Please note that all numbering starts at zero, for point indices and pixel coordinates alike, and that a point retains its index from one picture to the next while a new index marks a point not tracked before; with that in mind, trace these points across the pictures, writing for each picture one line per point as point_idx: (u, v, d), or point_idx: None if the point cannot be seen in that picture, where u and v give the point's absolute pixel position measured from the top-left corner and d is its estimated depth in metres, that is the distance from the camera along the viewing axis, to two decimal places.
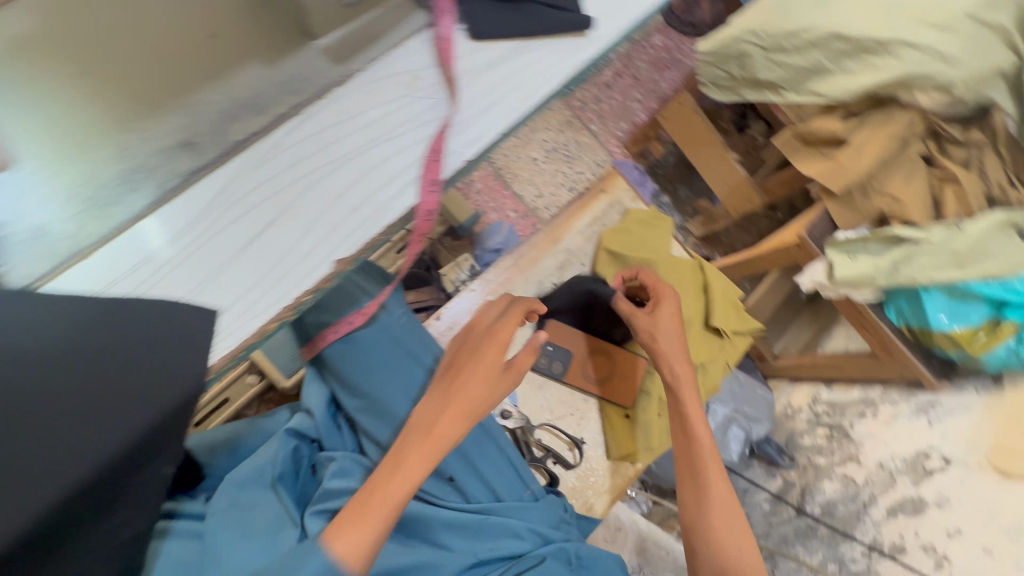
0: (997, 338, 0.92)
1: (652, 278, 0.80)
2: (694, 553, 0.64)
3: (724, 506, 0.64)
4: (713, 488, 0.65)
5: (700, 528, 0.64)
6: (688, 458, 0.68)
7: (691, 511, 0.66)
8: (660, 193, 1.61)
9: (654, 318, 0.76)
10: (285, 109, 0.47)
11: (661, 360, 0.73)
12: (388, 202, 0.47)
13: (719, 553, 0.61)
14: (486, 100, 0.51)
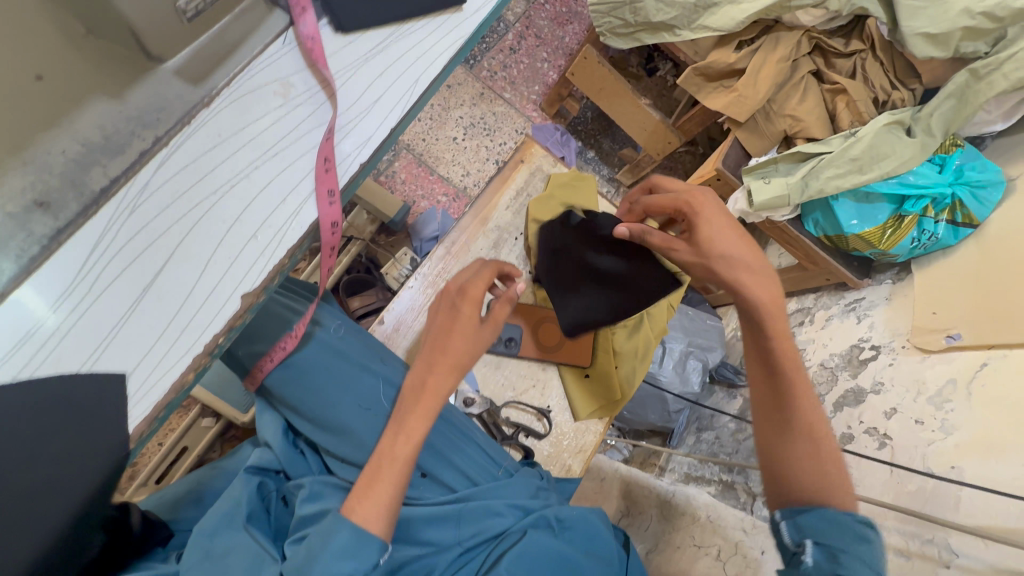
0: (901, 230, 1.01)
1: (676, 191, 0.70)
2: (764, 472, 0.58)
3: (813, 439, 0.55)
4: (809, 416, 0.56)
5: (777, 452, 0.57)
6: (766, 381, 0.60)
7: (775, 432, 0.58)
8: (584, 149, 1.62)
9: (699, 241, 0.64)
10: (149, 143, 0.43)
11: (723, 272, 0.62)
12: (287, 221, 0.45)
13: (790, 485, 0.55)
14: (367, 95, 0.49)
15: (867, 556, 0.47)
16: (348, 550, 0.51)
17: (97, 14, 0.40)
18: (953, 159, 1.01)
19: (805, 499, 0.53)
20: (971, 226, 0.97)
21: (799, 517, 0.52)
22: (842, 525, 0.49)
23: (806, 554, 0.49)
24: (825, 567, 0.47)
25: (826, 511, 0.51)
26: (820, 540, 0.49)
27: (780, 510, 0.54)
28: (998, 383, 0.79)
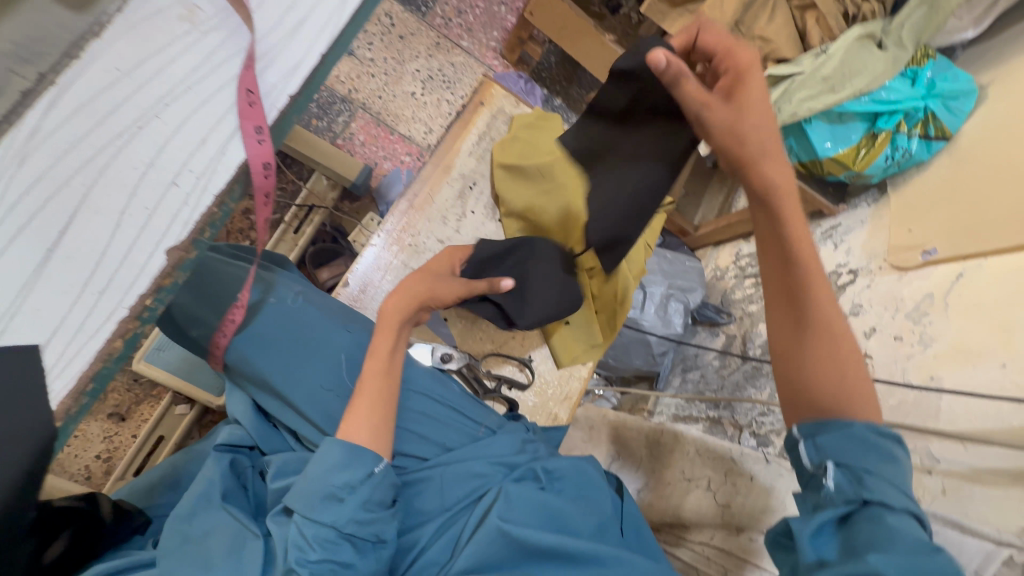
0: (875, 148, 0.98)
1: (728, 42, 0.56)
2: (778, 373, 0.56)
3: (835, 345, 0.52)
4: (828, 317, 0.53)
5: (796, 358, 0.54)
6: (783, 283, 0.55)
7: (792, 339, 0.54)
8: (550, 97, 1.55)
9: (740, 102, 0.54)
10: (34, 81, 0.37)
11: (750, 148, 0.53)
12: (209, 165, 0.40)
13: (808, 390, 0.53)
14: (289, 17, 0.43)
15: (893, 477, 0.44)
16: (343, 461, 0.51)
17: None
18: (925, 70, 0.96)
19: (821, 407, 0.51)
20: (944, 138, 0.97)
21: (818, 438, 0.49)
22: (863, 444, 0.46)
23: (827, 476, 0.46)
24: (849, 490, 0.44)
25: (845, 426, 0.48)
26: (840, 461, 0.46)
27: (796, 428, 0.52)
28: (973, 293, 0.79)
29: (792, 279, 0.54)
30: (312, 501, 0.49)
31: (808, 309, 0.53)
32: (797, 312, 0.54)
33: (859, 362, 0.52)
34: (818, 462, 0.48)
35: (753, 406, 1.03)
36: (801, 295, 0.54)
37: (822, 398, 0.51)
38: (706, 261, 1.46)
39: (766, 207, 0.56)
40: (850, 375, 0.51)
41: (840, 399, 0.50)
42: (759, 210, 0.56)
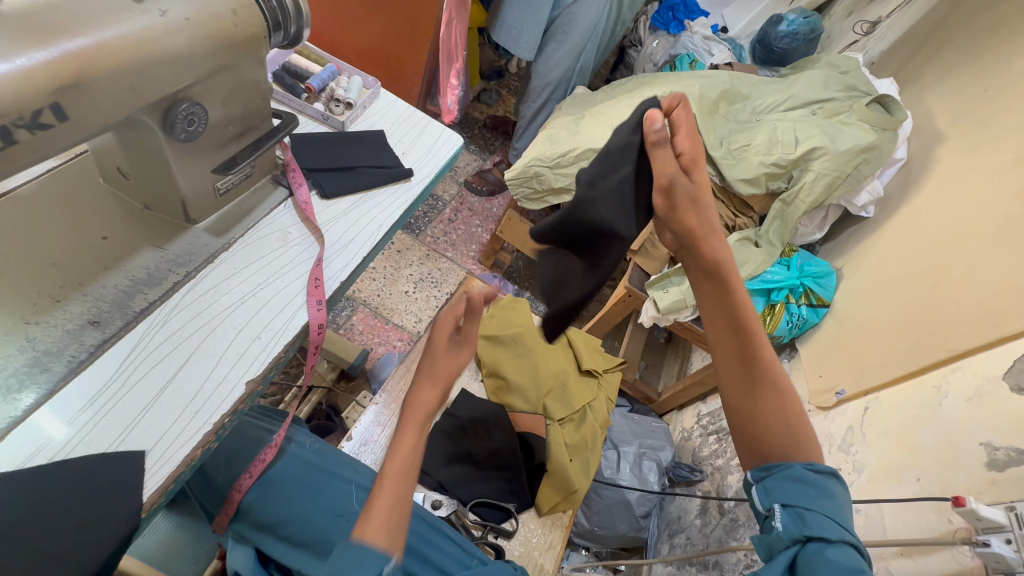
0: (777, 315, 1.25)
1: (689, 132, 0.65)
2: (739, 428, 0.68)
3: (779, 397, 0.66)
4: (772, 374, 0.66)
5: (750, 409, 0.67)
6: (734, 346, 0.68)
7: (748, 396, 0.67)
8: (521, 290, 1.87)
9: (698, 183, 0.66)
10: (182, 277, 0.57)
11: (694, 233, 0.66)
12: (283, 325, 0.58)
13: (764, 438, 0.65)
14: (346, 236, 0.68)
15: (829, 510, 0.56)
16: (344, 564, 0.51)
17: (156, 197, 0.57)
18: (795, 257, 1.32)
19: (772, 454, 0.64)
20: (826, 305, 1.27)
21: (767, 482, 0.61)
22: (806, 485, 0.58)
23: (776, 519, 0.58)
24: (794, 529, 0.56)
25: (788, 469, 0.61)
26: (786, 503, 0.58)
27: (752, 474, 0.64)
28: (881, 421, 0.95)
29: (741, 344, 0.67)
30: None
31: (756, 368, 0.66)
32: (748, 371, 0.67)
33: (798, 409, 0.66)
34: (768, 506, 0.59)
35: (738, 559, 1.05)
36: (745, 356, 0.67)
37: (775, 447, 0.64)
38: (674, 424, 1.59)
39: (716, 283, 0.68)
40: (793, 423, 0.64)
41: (788, 447, 0.64)
42: (709, 284, 0.69)
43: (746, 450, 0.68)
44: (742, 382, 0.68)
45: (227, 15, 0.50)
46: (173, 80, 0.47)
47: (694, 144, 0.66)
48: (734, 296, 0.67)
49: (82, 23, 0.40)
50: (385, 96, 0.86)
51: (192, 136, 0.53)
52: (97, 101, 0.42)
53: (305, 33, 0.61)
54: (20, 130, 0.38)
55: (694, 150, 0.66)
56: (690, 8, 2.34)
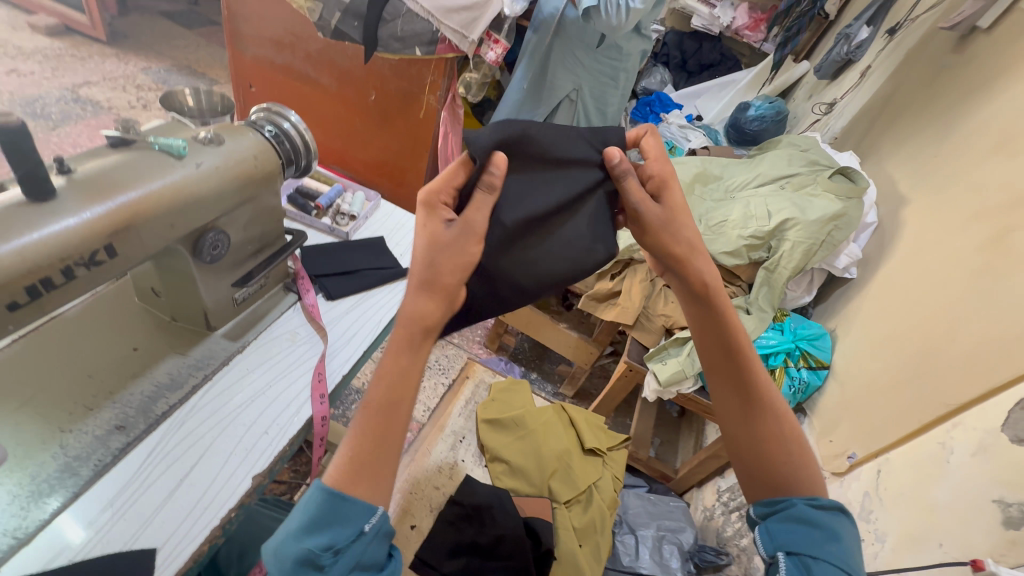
0: (777, 380, 1.26)
1: (659, 155, 0.69)
2: (741, 461, 0.67)
3: (780, 428, 0.66)
4: (769, 403, 0.67)
5: (751, 435, 0.66)
6: (729, 373, 0.69)
7: (747, 425, 0.67)
8: (528, 372, 1.89)
9: (669, 205, 0.69)
10: (200, 379, 0.63)
11: (676, 255, 0.68)
12: (288, 419, 0.63)
13: (769, 469, 0.65)
14: (348, 332, 0.75)
15: (836, 556, 0.55)
16: (322, 521, 0.49)
17: (182, 310, 0.65)
18: (787, 322, 1.36)
19: (773, 486, 0.64)
20: (825, 367, 1.28)
21: (770, 523, 0.61)
22: (809, 525, 0.58)
23: (781, 566, 0.57)
24: None
25: (790, 508, 0.60)
26: (791, 551, 0.57)
27: (756, 511, 0.63)
28: (895, 484, 0.92)
29: (734, 369, 0.68)
30: (289, 568, 0.48)
31: (752, 393, 0.67)
32: (746, 400, 0.68)
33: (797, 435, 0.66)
34: (771, 551, 0.59)
35: None
36: (741, 385, 0.68)
37: (780, 479, 0.64)
38: (695, 503, 1.52)
39: (706, 309, 0.69)
40: (795, 455, 0.64)
41: (793, 480, 0.63)
42: (700, 310, 0.70)
43: (751, 479, 0.66)
44: (740, 411, 0.68)
45: (248, 160, 0.61)
46: (201, 216, 0.57)
47: (664, 167, 0.69)
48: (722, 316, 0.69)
49: (135, 181, 0.50)
50: (385, 207, 0.98)
51: (215, 258, 0.62)
52: (143, 239, 0.51)
53: (314, 157, 0.71)
54: (79, 267, 0.47)
55: (664, 172, 0.69)
56: (665, 102, 2.59)
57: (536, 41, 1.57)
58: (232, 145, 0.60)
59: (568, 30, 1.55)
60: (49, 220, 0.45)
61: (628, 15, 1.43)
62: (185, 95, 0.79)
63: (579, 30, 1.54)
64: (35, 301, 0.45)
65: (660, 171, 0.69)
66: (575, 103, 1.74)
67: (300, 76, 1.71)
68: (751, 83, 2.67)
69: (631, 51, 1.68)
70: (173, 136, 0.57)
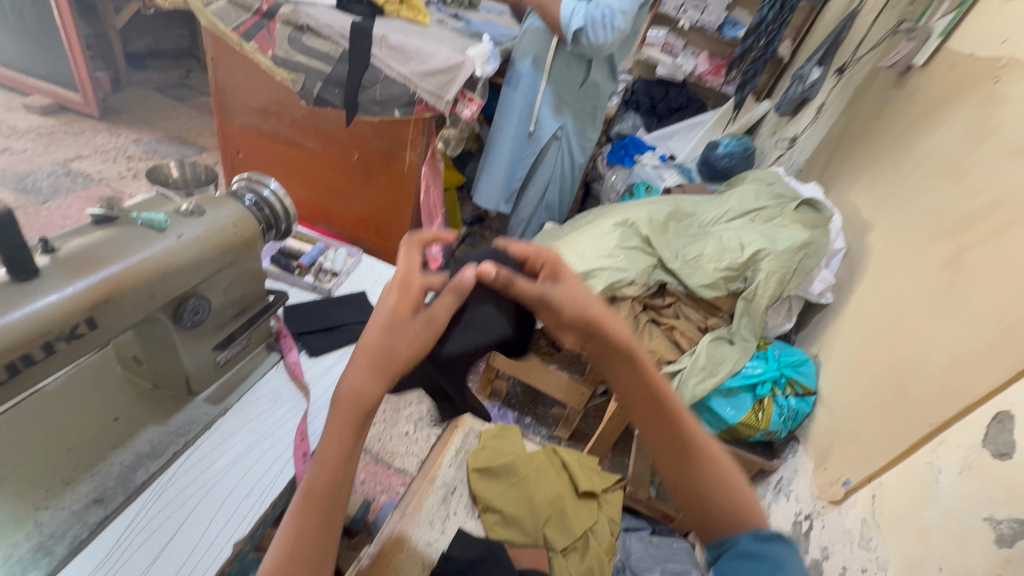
0: (766, 410, 1.27)
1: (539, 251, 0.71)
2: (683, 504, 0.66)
3: (711, 463, 0.65)
4: (697, 441, 0.66)
5: (687, 486, 0.65)
6: (653, 420, 0.66)
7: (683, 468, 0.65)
8: (521, 416, 1.87)
9: (567, 283, 0.67)
10: (180, 445, 0.63)
11: (581, 321, 0.64)
12: (271, 481, 0.62)
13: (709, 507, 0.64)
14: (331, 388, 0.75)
15: None
16: None
17: (164, 377, 0.66)
18: (771, 349, 1.38)
19: (718, 525, 0.63)
20: (812, 393, 1.29)
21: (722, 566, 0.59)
22: (757, 561, 0.57)
23: None
24: None
25: (736, 545, 0.60)
26: None
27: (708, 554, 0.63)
28: (890, 508, 0.92)
29: (660, 418, 0.66)
30: None
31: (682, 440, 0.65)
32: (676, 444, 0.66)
33: (731, 475, 0.65)
34: None
35: None
36: (668, 426, 0.66)
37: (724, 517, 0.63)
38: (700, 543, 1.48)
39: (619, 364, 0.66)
40: (728, 487, 0.64)
41: (737, 511, 0.63)
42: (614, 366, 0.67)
43: (696, 526, 0.65)
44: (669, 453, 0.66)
45: (229, 228, 0.64)
46: (183, 283, 0.59)
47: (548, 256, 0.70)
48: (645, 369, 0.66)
49: (117, 255, 0.53)
50: (367, 262, 1.01)
51: (196, 323, 0.63)
52: (124, 309, 0.53)
53: (294, 217, 0.74)
54: (60, 341, 0.48)
55: (551, 259, 0.69)
56: (637, 145, 2.71)
57: (529, 87, 1.68)
58: (212, 215, 0.63)
59: (558, 75, 1.68)
60: (31, 297, 0.46)
61: (613, 35, 1.52)
62: (170, 167, 0.83)
63: (564, 72, 1.67)
64: (16, 378, 0.46)
65: (548, 259, 0.70)
66: (561, 140, 1.84)
67: (285, 140, 1.78)
68: (717, 122, 2.82)
69: (605, 91, 1.82)
70: (156, 209, 0.60)
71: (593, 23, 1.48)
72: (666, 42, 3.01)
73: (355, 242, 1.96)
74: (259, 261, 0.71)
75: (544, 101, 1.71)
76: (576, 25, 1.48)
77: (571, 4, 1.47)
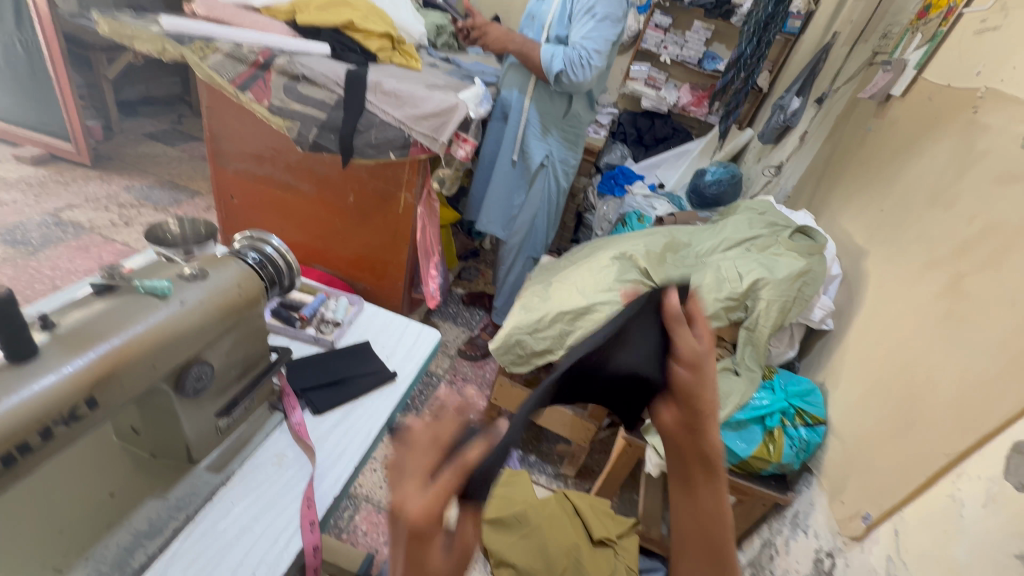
0: (778, 442, 1.26)
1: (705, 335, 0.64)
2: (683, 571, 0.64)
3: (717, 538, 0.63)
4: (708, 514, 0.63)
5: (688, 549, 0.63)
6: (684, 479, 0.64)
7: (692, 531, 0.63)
8: (526, 455, 1.81)
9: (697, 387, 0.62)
10: (181, 522, 0.60)
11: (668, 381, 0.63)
12: (278, 555, 0.59)
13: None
14: (337, 449, 0.73)
15: None
16: None
17: (163, 447, 0.63)
18: (776, 379, 1.37)
19: None
20: (822, 423, 1.28)
21: None
22: None
23: None
24: None
25: None
26: None
27: None
28: (916, 546, 0.89)
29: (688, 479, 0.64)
30: None
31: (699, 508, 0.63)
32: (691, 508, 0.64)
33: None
34: None
35: None
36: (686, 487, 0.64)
37: None
38: None
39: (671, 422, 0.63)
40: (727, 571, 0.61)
41: None
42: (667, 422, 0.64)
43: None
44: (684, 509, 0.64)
45: (231, 290, 0.63)
46: (186, 351, 0.57)
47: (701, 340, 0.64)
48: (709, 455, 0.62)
49: (118, 328, 0.51)
50: (368, 311, 1.00)
51: (198, 391, 0.61)
52: (125, 385, 0.51)
53: (297, 274, 0.73)
54: (58, 425, 0.46)
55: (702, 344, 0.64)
56: (627, 175, 2.75)
57: (515, 117, 1.72)
58: (216, 278, 0.62)
59: (543, 106, 1.71)
60: (31, 381, 0.45)
61: (591, 73, 1.57)
62: (169, 224, 0.82)
63: (548, 106, 1.72)
64: (9, 469, 0.44)
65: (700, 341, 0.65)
66: (548, 169, 1.83)
67: (279, 185, 1.79)
68: (703, 151, 2.88)
69: (586, 122, 1.86)
70: (157, 276, 0.59)
71: (572, 65, 1.53)
72: (649, 76, 3.07)
73: (351, 282, 1.95)
74: (261, 320, 0.69)
75: (530, 132, 1.73)
76: (556, 68, 1.53)
77: (549, 50, 1.53)
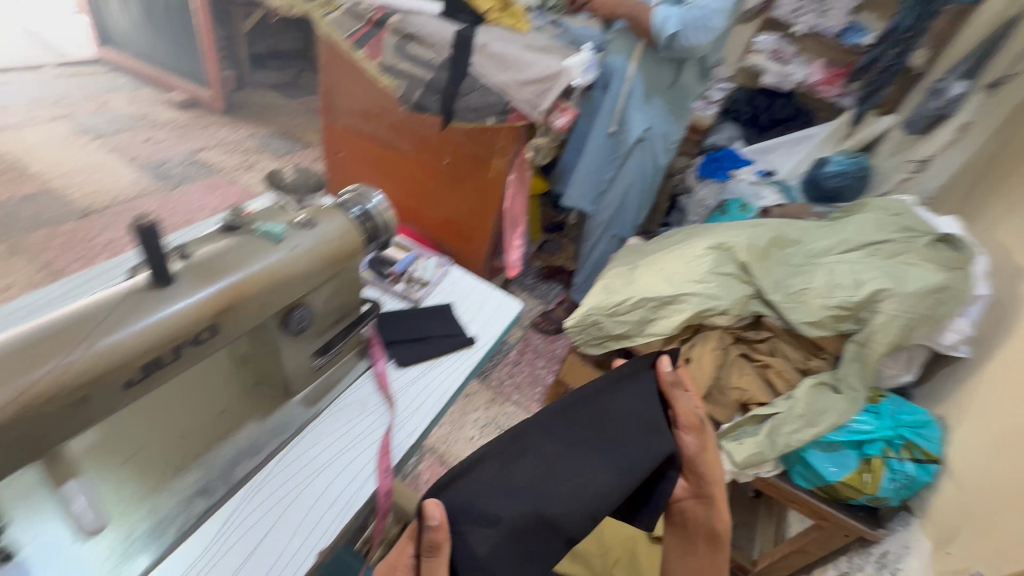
0: (876, 473, 1.13)
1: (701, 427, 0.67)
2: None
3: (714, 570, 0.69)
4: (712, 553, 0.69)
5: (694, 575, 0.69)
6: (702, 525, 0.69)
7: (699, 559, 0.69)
8: None
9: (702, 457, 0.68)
10: (277, 446, 0.66)
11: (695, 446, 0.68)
12: (354, 491, 0.64)
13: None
14: (414, 404, 0.76)
15: None
16: None
17: (266, 377, 0.68)
18: (885, 404, 1.21)
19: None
20: (935, 461, 1.13)
21: None
22: None
23: None
24: None
25: None
26: None
27: None
28: None
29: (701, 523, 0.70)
30: None
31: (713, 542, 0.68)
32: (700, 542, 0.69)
33: None
34: None
35: None
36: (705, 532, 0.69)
37: None
38: None
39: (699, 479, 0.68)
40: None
41: None
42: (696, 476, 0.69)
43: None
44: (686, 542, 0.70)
45: (335, 239, 0.66)
46: (293, 292, 0.61)
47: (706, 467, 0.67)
48: (715, 527, 0.68)
49: (239, 264, 0.55)
50: (455, 273, 1.02)
51: (299, 329, 0.65)
52: (241, 318, 0.56)
53: (394, 230, 0.75)
54: (186, 344, 0.51)
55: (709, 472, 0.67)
56: (734, 159, 2.53)
57: (617, 86, 1.61)
58: (323, 227, 0.65)
59: (649, 71, 1.60)
60: (165, 303, 0.50)
61: (707, 35, 1.45)
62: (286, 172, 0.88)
63: (654, 74, 1.60)
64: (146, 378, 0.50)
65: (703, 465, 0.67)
66: (647, 142, 1.72)
67: (381, 143, 1.86)
68: None
69: (695, 91, 1.71)
70: (274, 220, 0.63)
71: (688, 26, 1.42)
72: (775, 48, 2.75)
73: (438, 243, 2.00)
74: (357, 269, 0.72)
75: (631, 102, 1.62)
76: (670, 30, 1.42)
77: (664, 11, 1.42)
